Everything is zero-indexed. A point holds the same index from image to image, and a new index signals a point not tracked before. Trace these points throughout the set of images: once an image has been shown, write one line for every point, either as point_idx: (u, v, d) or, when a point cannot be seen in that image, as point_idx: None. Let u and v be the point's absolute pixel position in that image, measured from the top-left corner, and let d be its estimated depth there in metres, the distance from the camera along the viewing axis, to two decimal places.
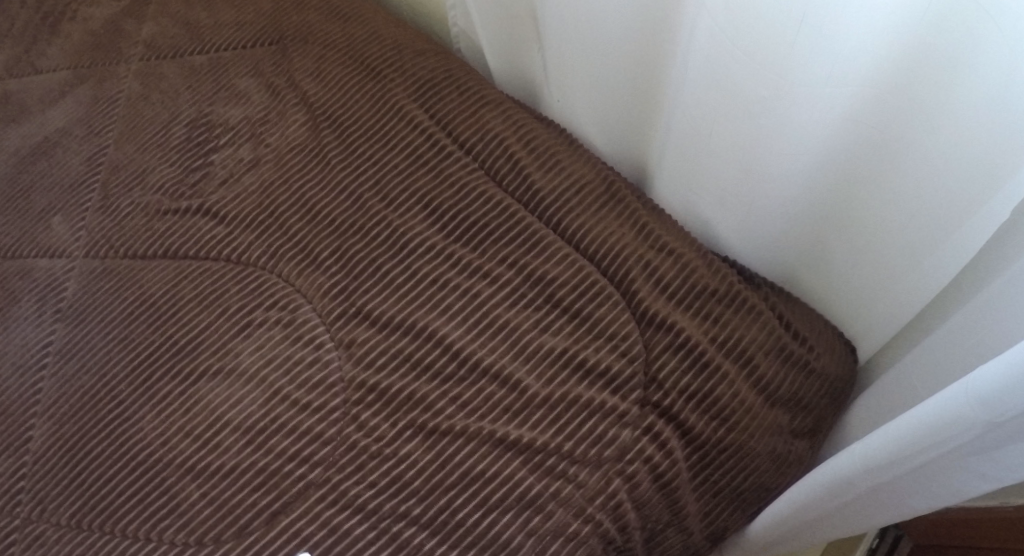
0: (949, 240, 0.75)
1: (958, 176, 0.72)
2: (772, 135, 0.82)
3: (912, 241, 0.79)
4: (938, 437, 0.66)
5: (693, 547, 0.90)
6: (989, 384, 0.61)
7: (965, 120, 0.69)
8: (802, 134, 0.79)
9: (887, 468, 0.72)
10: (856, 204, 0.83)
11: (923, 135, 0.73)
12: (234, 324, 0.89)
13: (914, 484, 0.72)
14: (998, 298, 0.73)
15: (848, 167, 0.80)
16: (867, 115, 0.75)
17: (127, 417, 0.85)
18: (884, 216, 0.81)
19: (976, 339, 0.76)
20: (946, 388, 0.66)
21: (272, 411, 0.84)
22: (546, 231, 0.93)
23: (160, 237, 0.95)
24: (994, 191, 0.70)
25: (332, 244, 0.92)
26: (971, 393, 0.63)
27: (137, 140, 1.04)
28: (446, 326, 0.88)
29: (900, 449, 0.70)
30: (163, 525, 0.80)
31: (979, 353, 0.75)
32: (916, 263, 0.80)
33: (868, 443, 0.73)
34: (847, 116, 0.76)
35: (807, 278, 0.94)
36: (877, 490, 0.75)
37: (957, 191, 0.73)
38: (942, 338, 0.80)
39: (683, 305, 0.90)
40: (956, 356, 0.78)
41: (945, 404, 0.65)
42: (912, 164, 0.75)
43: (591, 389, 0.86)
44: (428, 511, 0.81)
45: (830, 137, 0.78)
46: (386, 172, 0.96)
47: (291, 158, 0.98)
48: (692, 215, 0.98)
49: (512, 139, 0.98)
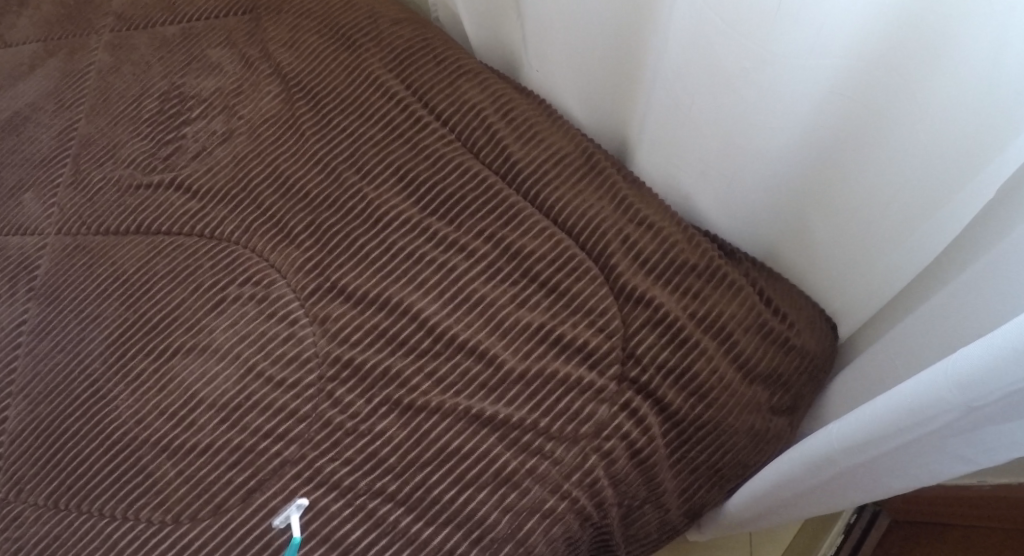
0: (934, 217, 0.74)
1: (944, 152, 0.70)
2: (755, 107, 0.79)
3: (897, 218, 0.77)
4: (917, 419, 0.66)
5: (670, 523, 0.90)
6: (970, 367, 0.60)
7: (953, 96, 0.67)
8: (784, 106, 0.77)
9: (866, 448, 0.71)
10: (838, 178, 0.81)
11: (909, 109, 0.70)
12: (207, 300, 0.88)
13: (893, 464, 0.72)
14: (984, 276, 0.72)
15: (832, 142, 0.78)
16: (851, 88, 0.73)
17: (100, 396, 0.84)
18: (866, 192, 0.79)
19: (958, 319, 0.74)
20: (927, 369, 0.65)
21: (246, 388, 0.84)
22: (524, 205, 0.92)
23: (132, 214, 0.94)
24: (981, 169, 0.68)
25: (306, 218, 0.91)
26: (950, 374, 0.62)
27: (108, 113, 1.02)
28: (421, 301, 0.88)
29: (880, 429, 0.69)
30: (140, 503, 0.80)
31: (961, 334, 0.74)
32: (900, 240, 0.78)
33: (848, 422, 0.73)
34: (831, 90, 0.74)
35: (788, 254, 0.92)
36: (856, 469, 0.75)
37: (943, 168, 0.71)
38: (925, 316, 0.79)
39: (662, 279, 0.89)
40: (936, 334, 0.77)
41: (926, 385, 0.64)
42: (897, 139, 0.73)
43: (568, 364, 0.86)
44: (404, 488, 0.81)
45: (815, 110, 0.76)
46: (360, 144, 0.94)
47: (265, 130, 0.97)
48: (673, 190, 0.96)
49: (489, 111, 0.96)
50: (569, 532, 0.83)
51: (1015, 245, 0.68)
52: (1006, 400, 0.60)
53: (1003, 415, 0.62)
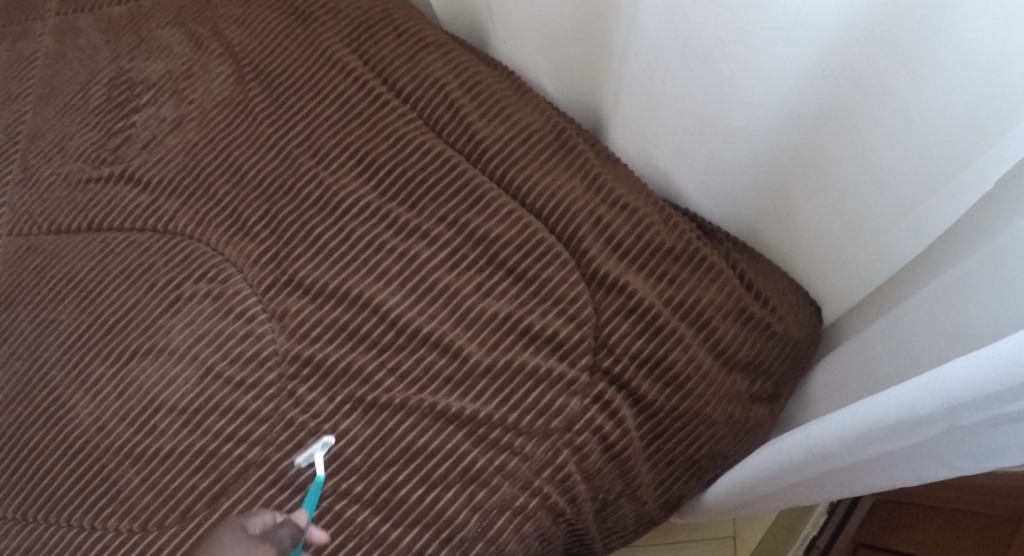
0: (923, 205, 0.68)
1: (937, 138, 0.64)
2: (732, 83, 0.73)
3: (884, 203, 0.71)
4: (901, 430, 0.62)
5: (647, 516, 0.87)
6: (960, 384, 0.56)
7: (947, 80, 0.60)
8: (766, 82, 0.71)
9: (847, 452, 0.68)
10: (822, 159, 0.75)
11: (903, 88, 0.64)
12: (163, 299, 0.85)
13: (873, 469, 0.69)
14: (978, 272, 0.66)
15: (818, 119, 0.72)
16: (839, 62, 0.66)
17: (61, 404, 0.83)
18: (852, 174, 0.73)
19: (949, 315, 0.69)
20: (916, 377, 0.61)
21: (205, 390, 0.82)
22: (489, 186, 0.87)
23: (84, 210, 0.91)
24: (976, 159, 0.62)
25: (261, 208, 0.87)
26: (937, 389, 0.58)
27: (56, 104, 0.98)
28: (383, 292, 0.84)
29: (862, 435, 0.65)
30: (106, 513, 0.78)
31: (952, 332, 0.69)
32: (887, 227, 0.72)
33: (831, 423, 0.69)
34: (816, 64, 0.68)
35: (770, 235, 0.86)
36: (836, 471, 0.71)
37: (935, 155, 0.65)
38: (914, 309, 0.74)
39: (636, 263, 0.85)
40: (923, 329, 0.72)
41: (912, 396, 0.60)
42: (885, 122, 0.67)
43: (537, 355, 0.83)
44: (370, 489, 0.79)
45: (799, 85, 0.70)
46: (317, 126, 0.90)
47: (216, 114, 0.92)
48: (649, 165, 0.90)
49: (454, 87, 0.90)
50: (541, 529, 0.81)
51: (1014, 242, 0.63)
52: (996, 420, 0.56)
53: (992, 434, 0.58)
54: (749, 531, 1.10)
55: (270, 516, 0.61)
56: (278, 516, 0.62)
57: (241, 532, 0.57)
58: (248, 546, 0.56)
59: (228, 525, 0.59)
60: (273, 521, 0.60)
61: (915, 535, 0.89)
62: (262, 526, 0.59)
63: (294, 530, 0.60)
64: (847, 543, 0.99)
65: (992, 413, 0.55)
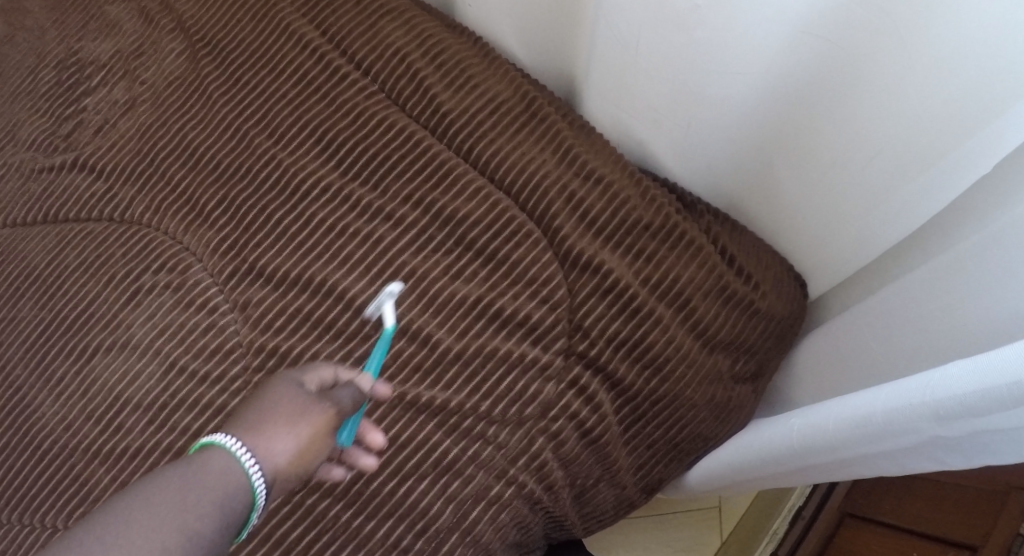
0: (911, 182, 0.65)
1: (928, 112, 0.61)
2: (711, 49, 0.70)
3: (869, 181, 0.68)
4: (887, 433, 0.58)
5: (627, 500, 0.86)
6: (951, 390, 0.53)
7: (944, 51, 0.57)
8: (748, 48, 0.68)
9: (830, 450, 0.64)
10: (805, 134, 0.71)
11: (895, 56, 0.60)
12: (123, 293, 0.83)
13: (855, 469, 0.67)
14: (964, 259, 0.63)
15: (800, 91, 0.68)
16: (826, 27, 0.63)
17: (28, 403, 0.82)
18: (835, 150, 0.69)
19: (938, 299, 0.65)
20: (909, 377, 0.58)
21: (169, 386, 0.79)
22: (456, 161, 0.82)
23: (38, 202, 0.90)
24: (970, 137, 0.59)
25: (218, 193, 0.84)
26: (923, 396, 0.55)
27: (7, 87, 0.99)
28: (345, 279, 0.80)
29: (847, 434, 0.62)
30: (76, 515, 0.76)
31: (935, 318, 0.66)
32: (872, 206, 0.69)
33: (817, 418, 0.66)
34: (801, 29, 0.64)
35: (752, 206, 0.83)
36: (820, 466, 0.68)
37: (926, 130, 0.61)
38: (902, 293, 0.70)
39: (612, 241, 0.81)
40: (908, 316, 0.69)
41: (902, 398, 0.57)
42: (873, 93, 0.63)
43: (509, 341, 0.79)
44: (341, 482, 0.76)
45: (783, 51, 0.67)
46: (273, 104, 0.86)
47: (168, 95, 0.89)
48: (626, 137, 0.86)
49: (416, 57, 0.86)
50: (518, 517, 0.78)
51: (1009, 227, 0.59)
52: (983, 434, 0.53)
53: (978, 448, 0.55)
54: (734, 503, 1.10)
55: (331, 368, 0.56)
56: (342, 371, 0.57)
57: (303, 383, 0.54)
58: (308, 401, 0.52)
59: (284, 378, 0.54)
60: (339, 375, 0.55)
61: (902, 508, 0.86)
62: (323, 382, 0.54)
63: (356, 392, 0.55)
64: (832, 513, 0.96)
65: (981, 426, 0.52)
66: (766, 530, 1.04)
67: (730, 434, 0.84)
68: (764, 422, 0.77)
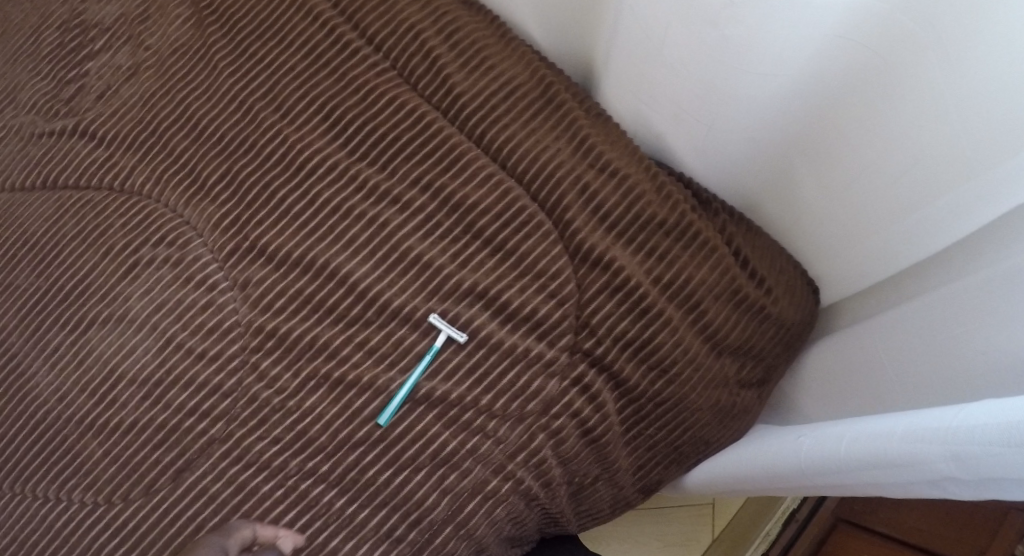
0: (942, 196, 0.65)
1: (968, 127, 0.61)
2: (741, 50, 0.68)
3: (896, 191, 0.68)
4: (900, 461, 0.62)
5: (625, 499, 0.85)
6: (972, 430, 0.56)
7: (991, 65, 0.58)
8: (781, 51, 0.67)
9: (840, 468, 0.68)
10: (833, 139, 0.70)
11: (937, 68, 0.60)
12: (121, 265, 0.81)
13: (858, 491, 0.70)
14: (989, 289, 0.65)
15: (831, 95, 0.68)
16: (867, 33, 0.63)
17: (22, 371, 0.81)
18: (863, 158, 0.69)
19: (971, 319, 0.67)
20: (932, 411, 0.61)
21: (166, 362, 0.78)
22: (467, 146, 0.79)
23: (37, 167, 0.88)
24: (1008, 156, 0.60)
25: (220, 167, 0.81)
26: (945, 432, 0.58)
27: (10, 48, 0.97)
28: (349, 262, 0.78)
29: (860, 455, 0.65)
30: (71, 484, 0.77)
31: (963, 340, 0.67)
32: (898, 215, 0.69)
33: (834, 437, 0.69)
34: (840, 33, 0.64)
35: (769, 206, 0.81)
36: (823, 483, 0.72)
37: (964, 145, 0.62)
38: (929, 310, 0.71)
39: (625, 237, 0.78)
40: (937, 333, 0.70)
41: (922, 429, 0.60)
42: (908, 105, 0.64)
43: (514, 334, 0.77)
44: (336, 469, 0.75)
45: (819, 55, 0.66)
46: (280, 76, 0.83)
47: (173, 62, 0.87)
48: (642, 128, 0.83)
49: (431, 35, 0.82)
50: (514, 512, 0.77)
51: None
52: (995, 480, 0.56)
53: (986, 489, 0.58)
54: (729, 499, 1.09)
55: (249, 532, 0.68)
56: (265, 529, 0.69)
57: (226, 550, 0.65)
58: None
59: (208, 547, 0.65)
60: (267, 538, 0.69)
61: (896, 517, 0.85)
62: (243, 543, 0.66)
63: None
64: (825, 518, 0.95)
65: (995, 471, 0.56)
66: (758, 532, 1.03)
67: (732, 437, 0.84)
68: (772, 433, 0.80)
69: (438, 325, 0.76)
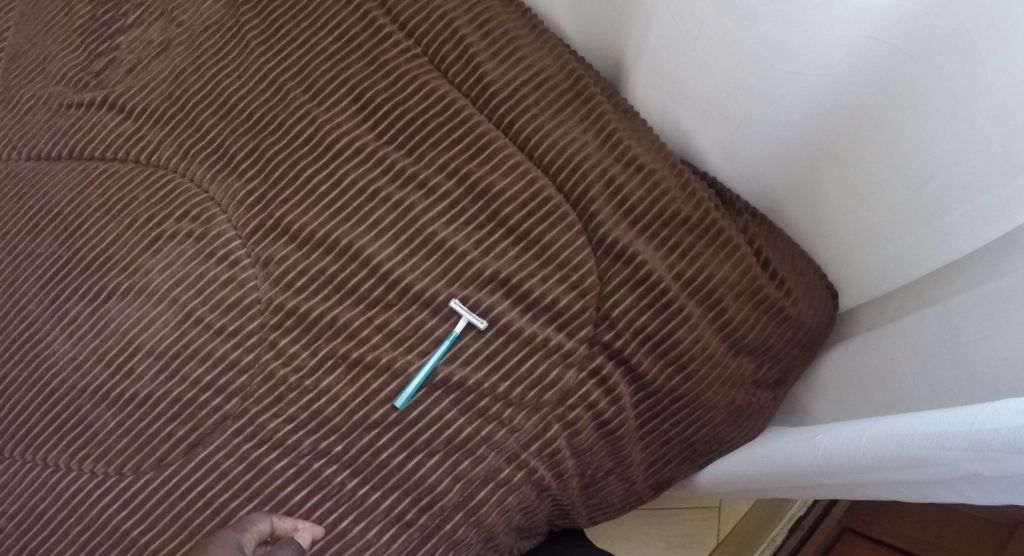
0: (968, 201, 0.65)
1: (998, 132, 0.61)
2: (776, 46, 0.69)
3: (922, 193, 0.68)
4: (921, 460, 0.61)
5: (635, 495, 0.85)
6: (996, 429, 0.56)
7: None
8: (815, 49, 0.67)
9: (858, 468, 0.67)
10: (861, 140, 0.71)
11: (971, 72, 0.61)
12: (143, 237, 0.81)
13: (875, 492, 0.69)
14: (1012, 296, 0.65)
15: (862, 97, 0.68)
16: (901, 36, 0.63)
17: (39, 339, 0.81)
18: (891, 160, 0.69)
19: (992, 325, 0.67)
20: (955, 409, 0.61)
21: (184, 336, 0.77)
22: (495, 135, 0.80)
23: (64, 137, 0.88)
24: None
25: (248, 144, 0.82)
26: (968, 432, 0.58)
27: (40, 19, 0.97)
28: (373, 245, 0.78)
29: (879, 455, 0.65)
30: (82, 454, 0.77)
31: (983, 346, 0.67)
32: (924, 218, 0.69)
33: (852, 436, 0.69)
34: (875, 33, 0.64)
35: (792, 209, 0.81)
36: (840, 483, 0.71)
37: (994, 150, 0.62)
38: (947, 316, 0.71)
39: (648, 232, 0.79)
40: (955, 340, 0.70)
41: (944, 427, 0.60)
42: (940, 108, 0.64)
43: (534, 323, 0.77)
44: (349, 451, 0.75)
45: (853, 56, 0.66)
46: (312, 57, 0.83)
47: (205, 39, 0.87)
48: (669, 126, 0.84)
49: (463, 23, 0.83)
50: (525, 502, 0.77)
51: None
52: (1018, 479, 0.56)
53: (1009, 488, 0.57)
54: (736, 503, 1.08)
55: (266, 527, 0.68)
56: (281, 523, 0.71)
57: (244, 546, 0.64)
58: None
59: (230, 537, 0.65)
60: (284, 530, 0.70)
61: (903, 528, 0.86)
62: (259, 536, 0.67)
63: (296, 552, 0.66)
64: (831, 527, 0.95)
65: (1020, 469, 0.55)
66: (763, 537, 1.03)
67: (744, 437, 0.84)
68: (787, 433, 0.80)
69: (459, 311, 0.76)
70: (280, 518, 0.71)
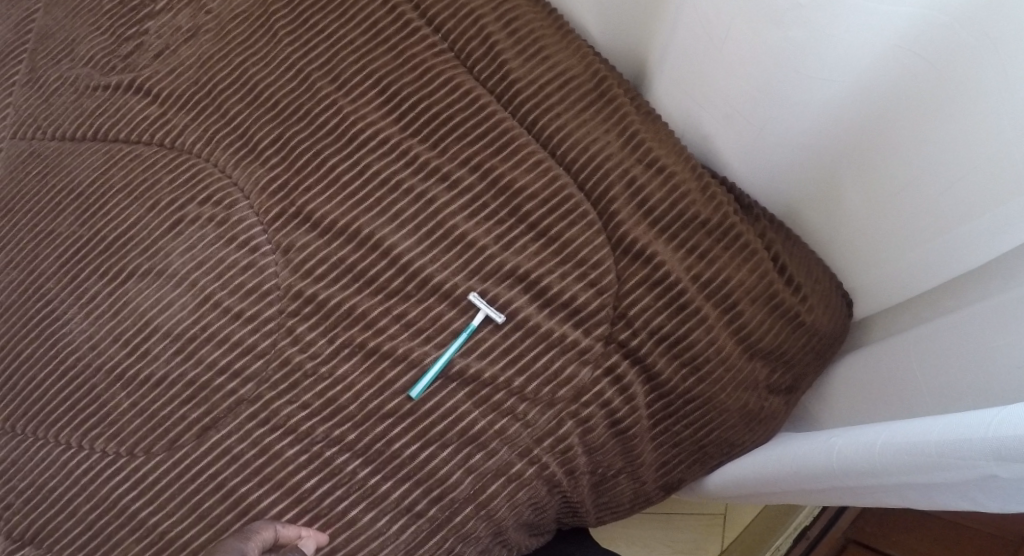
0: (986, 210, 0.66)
1: (1018, 143, 0.62)
2: (800, 52, 0.70)
3: (941, 202, 0.69)
4: (933, 463, 0.62)
5: (644, 495, 0.85)
6: (1007, 433, 0.56)
7: None
8: (839, 55, 0.68)
9: (871, 471, 0.68)
10: (881, 148, 0.71)
11: (992, 83, 0.62)
12: (165, 220, 0.81)
13: (886, 496, 0.70)
14: None
15: (883, 105, 0.69)
16: (924, 45, 0.64)
17: (56, 317, 0.82)
18: (910, 169, 0.70)
19: (1006, 335, 0.67)
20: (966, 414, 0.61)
21: (202, 319, 0.78)
22: (518, 132, 0.81)
23: (89, 118, 0.89)
24: None
25: (274, 132, 0.82)
26: (979, 437, 0.58)
27: (69, 2, 0.98)
28: (395, 235, 0.79)
29: (892, 459, 0.65)
30: (94, 433, 0.77)
31: (998, 355, 0.68)
32: (942, 227, 0.70)
33: (865, 440, 0.69)
34: (899, 42, 0.65)
35: (809, 216, 0.82)
36: (852, 487, 0.71)
37: (1013, 160, 0.63)
38: (960, 326, 0.71)
39: (667, 233, 0.80)
40: (968, 349, 0.71)
41: (956, 432, 0.60)
42: (960, 118, 0.65)
43: (552, 319, 0.78)
44: (362, 439, 0.75)
45: (876, 64, 0.67)
46: (339, 49, 0.84)
47: (233, 28, 0.88)
48: (691, 130, 0.85)
49: (490, 21, 0.84)
50: (535, 498, 0.77)
51: None
52: None
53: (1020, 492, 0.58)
54: (742, 511, 1.09)
55: (269, 534, 0.67)
56: (286, 529, 0.69)
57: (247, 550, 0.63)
58: None
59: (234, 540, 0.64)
60: (289, 538, 0.68)
61: (909, 543, 0.86)
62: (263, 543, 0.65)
63: None
64: (836, 539, 0.95)
65: None
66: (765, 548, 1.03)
67: (755, 441, 0.84)
68: (799, 437, 0.81)
69: (478, 304, 0.77)
70: (286, 524, 0.70)
